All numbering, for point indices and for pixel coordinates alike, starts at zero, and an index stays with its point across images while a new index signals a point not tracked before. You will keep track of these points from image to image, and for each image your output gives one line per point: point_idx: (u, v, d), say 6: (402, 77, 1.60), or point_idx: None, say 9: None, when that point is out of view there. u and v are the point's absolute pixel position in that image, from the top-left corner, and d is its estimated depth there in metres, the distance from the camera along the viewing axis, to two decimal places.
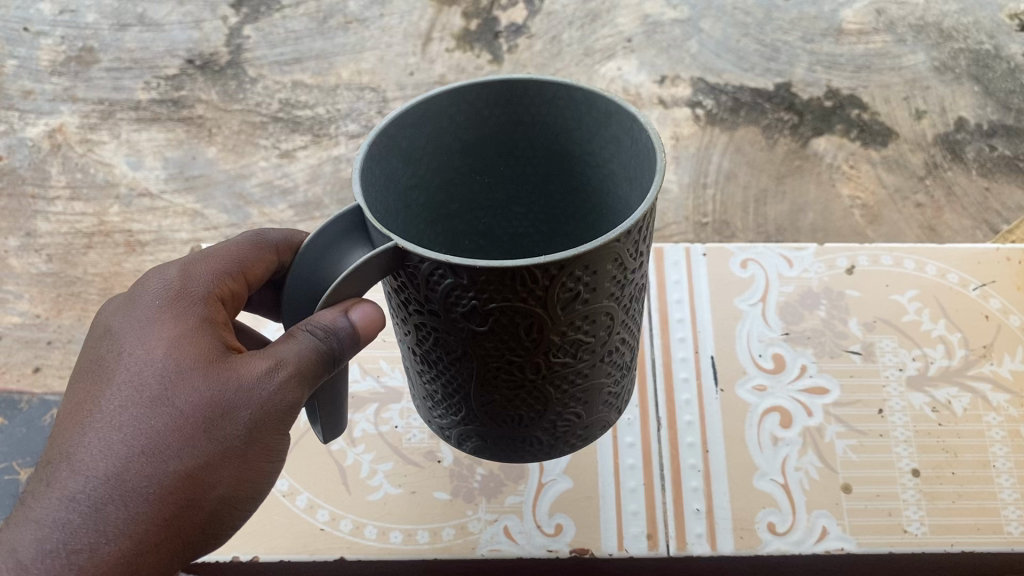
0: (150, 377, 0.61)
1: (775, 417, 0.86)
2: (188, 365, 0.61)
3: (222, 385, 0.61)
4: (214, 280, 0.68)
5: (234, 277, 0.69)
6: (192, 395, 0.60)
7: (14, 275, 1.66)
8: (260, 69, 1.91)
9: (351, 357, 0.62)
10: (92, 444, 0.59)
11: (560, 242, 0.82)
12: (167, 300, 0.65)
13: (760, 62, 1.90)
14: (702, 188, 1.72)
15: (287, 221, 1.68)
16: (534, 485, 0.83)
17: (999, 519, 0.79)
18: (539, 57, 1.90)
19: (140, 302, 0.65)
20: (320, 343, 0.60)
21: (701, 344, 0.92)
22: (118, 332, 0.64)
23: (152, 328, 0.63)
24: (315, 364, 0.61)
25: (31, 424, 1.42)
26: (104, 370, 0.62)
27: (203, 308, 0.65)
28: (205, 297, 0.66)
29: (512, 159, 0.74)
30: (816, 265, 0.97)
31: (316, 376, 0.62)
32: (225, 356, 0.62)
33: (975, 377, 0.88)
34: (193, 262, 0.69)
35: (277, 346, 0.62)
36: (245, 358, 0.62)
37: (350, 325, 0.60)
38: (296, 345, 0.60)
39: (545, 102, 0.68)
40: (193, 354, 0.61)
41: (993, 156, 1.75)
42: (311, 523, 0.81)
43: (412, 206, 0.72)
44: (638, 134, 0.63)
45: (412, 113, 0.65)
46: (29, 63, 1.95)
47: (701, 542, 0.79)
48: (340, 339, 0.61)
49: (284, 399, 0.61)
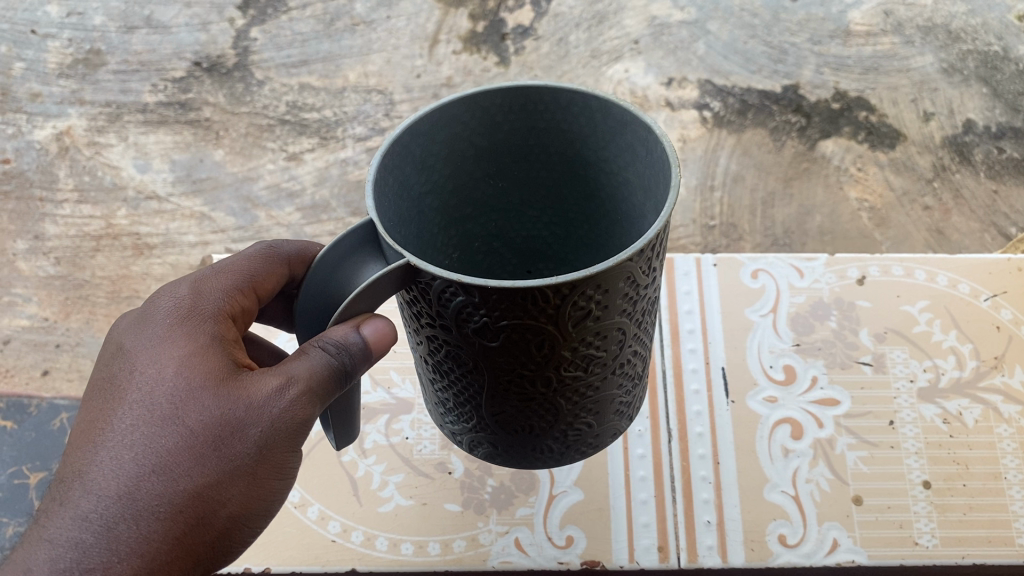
0: (161, 395, 0.61)
1: (786, 429, 0.86)
2: (199, 383, 0.61)
3: (232, 403, 0.61)
4: (225, 297, 0.68)
5: (244, 293, 0.70)
6: (204, 413, 0.60)
7: (23, 278, 1.66)
8: (268, 71, 1.91)
9: (363, 373, 0.62)
10: (103, 462, 0.59)
11: (574, 246, 0.81)
12: (179, 318, 0.65)
13: (767, 64, 1.89)
14: (710, 191, 1.72)
15: (294, 224, 1.69)
16: (544, 497, 0.83)
17: (1010, 532, 0.79)
18: (546, 59, 1.90)
19: (151, 320, 0.65)
20: (332, 360, 0.60)
21: (712, 355, 0.92)
22: (128, 349, 0.64)
23: (162, 345, 0.63)
24: (326, 381, 0.61)
25: (41, 428, 1.42)
26: (115, 388, 0.62)
27: (214, 325, 0.65)
28: (215, 313, 0.66)
29: (526, 163, 0.74)
30: (828, 276, 0.97)
31: (327, 393, 0.62)
32: (235, 373, 0.62)
33: (987, 388, 0.88)
34: (203, 278, 0.69)
35: (288, 362, 0.62)
36: (256, 376, 0.62)
37: (362, 340, 0.60)
38: (308, 361, 0.60)
39: (560, 108, 0.68)
40: (204, 372, 0.61)
41: (1002, 158, 1.74)
42: (323, 535, 0.81)
43: (425, 212, 0.72)
44: (654, 145, 0.62)
45: (426, 121, 0.64)
46: (37, 65, 1.95)
47: (712, 554, 0.79)
48: (352, 355, 0.60)
49: (294, 416, 0.61)
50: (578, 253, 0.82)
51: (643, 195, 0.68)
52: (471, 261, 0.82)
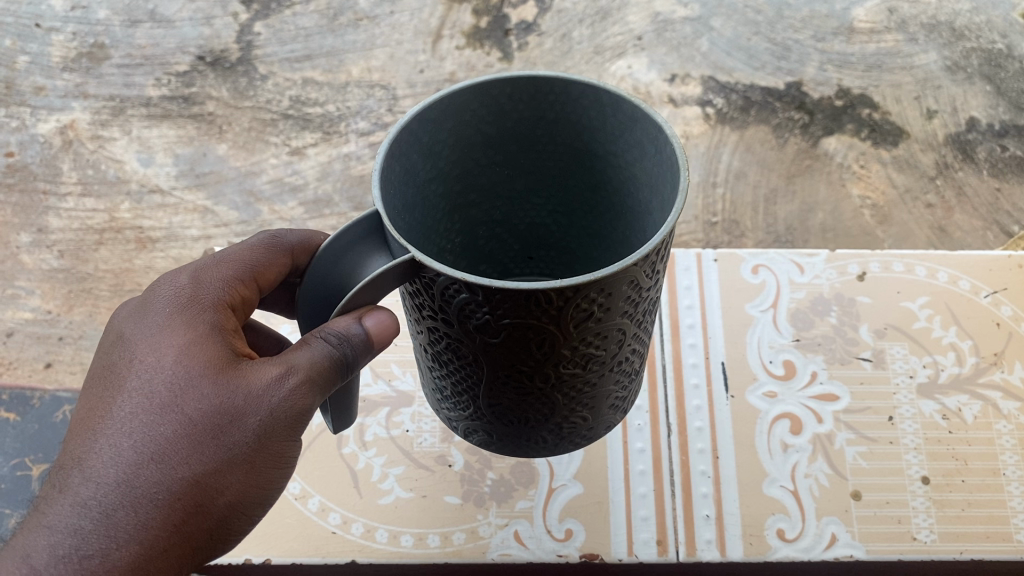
0: (160, 383, 0.61)
1: (785, 423, 0.86)
2: (199, 372, 0.61)
3: (232, 391, 0.61)
4: (226, 287, 0.68)
5: (245, 283, 0.70)
6: (204, 402, 0.60)
7: (26, 271, 1.68)
8: (271, 66, 1.91)
9: (363, 364, 0.62)
10: (103, 450, 0.60)
11: (578, 234, 0.82)
12: (180, 306, 0.65)
13: (770, 61, 1.89)
14: (712, 187, 1.73)
15: (297, 219, 1.70)
16: (544, 489, 0.83)
17: (1009, 528, 0.79)
18: (549, 55, 1.90)
19: (152, 308, 0.65)
20: (334, 351, 0.60)
21: (713, 349, 0.91)
22: (129, 338, 0.64)
23: (163, 334, 0.63)
24: (326, 372, 0.61)
25: (43, 420, 1.45)
26: (115, 377, 0.63)
27: (214, 314, 0.65)
28: (216, 303, 0.66)
29: (533, 153, 0.74)
30: (828, 271, 0.97)
31: (328, 383, 0.62)
32: (236, 363, 0.63)
33: (986, 384, 0.88)
34: (204, 268, 0.68)
35: (290, 352, 0.62)
36: (257, 365, 0.62)
37: (365, 332, 0.60)
38: (310, 352, 0.61)
39: (570, 101, 0.68)
40: (204, 360, 0.62)
41: (1005, 156, 1.74)
42: (323, 526, 0.82)
43: (429, 201, 0.72)
44: (663, 145, 0.62)
45: (435, 108, 0.64)
46: (41, 59, 1.96)
47: (710, 548, 0.79)
48: (354, 347, 0.61)
49: (294, 405, 0.62)
50: (582, 241, 0.82)
51: (647, 191, 0.68)
52: (472, 247, 0.82)
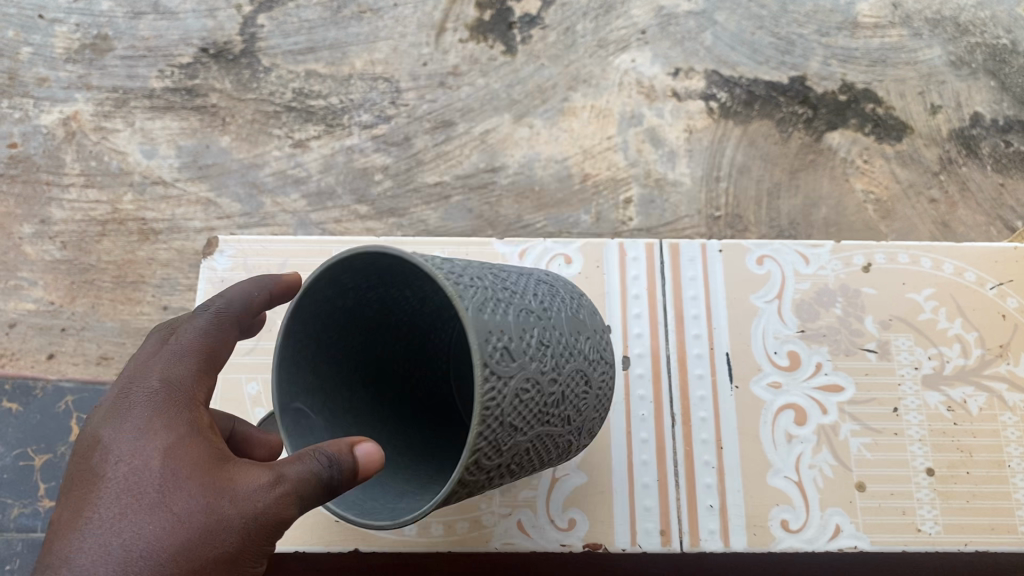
0: (146, 484, 0.59)
1: (790, 414, 0.84)
2: (184, 473, 0.60)
3: (218, 494, 0.59)
4: (196, 388, 0.67)
5: (211, 385, 0.69)
6: (190, 501, 0.58)
7: (29, 262, 1.68)
8: (274, 58, 1.86)
9: (342, 493, 0.60)
10: (87, 548, 0.57)
11: None
12: (160, 408, 0.64)
13: (774, 55, 1.85)
14: (715, 181, 1.74)
15: (300, 212, 1.72)
16: (547, 479, 0.82)
17: (1013, 519, 0.80)
18: (552, 49, 1.86)
19: (132, 410, 0.64)
20: (318, 469, 0.58)
21: (717, 339, 0.88)
22: (109, 442, 0.62)
23: (145, 435, 0.62)
24: (311, 489, 0.59)
25: (45, 411, 1.50)
26: (99, 479, 0.60)
27: (191, 415, 0.64)
28: (194, 406, 0.65)
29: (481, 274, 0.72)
30: (834, 262, 0.92)
31: (311, 501, 0.60)
32: (219, 467, 0.61)
33: (991, 376, 0.86)
34: (176, 368, 0.68)
35: (276, 461, 0.60)
36: (241, 470, 0.60)
37: (349, 457, 0.59)
38: (295, 463, 0.59)
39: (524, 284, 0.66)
40: (189, 463, 0.60)
41: (1008, 152, 1.78)
42: (325, 515, 0.81)
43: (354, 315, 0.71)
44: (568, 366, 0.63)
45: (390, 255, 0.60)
46: (44, 50, 1.87)
47: (713, 538, 0.80)
48: (337, 470, 0.59)
49: (278, 514, 0.59)
50: None
51: (580, 337, 0.67)
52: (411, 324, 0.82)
